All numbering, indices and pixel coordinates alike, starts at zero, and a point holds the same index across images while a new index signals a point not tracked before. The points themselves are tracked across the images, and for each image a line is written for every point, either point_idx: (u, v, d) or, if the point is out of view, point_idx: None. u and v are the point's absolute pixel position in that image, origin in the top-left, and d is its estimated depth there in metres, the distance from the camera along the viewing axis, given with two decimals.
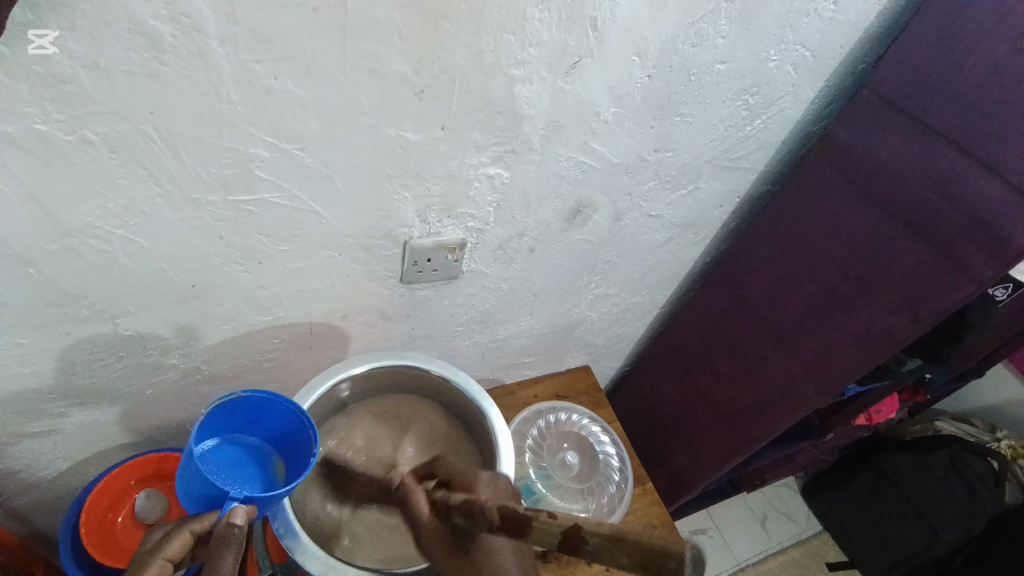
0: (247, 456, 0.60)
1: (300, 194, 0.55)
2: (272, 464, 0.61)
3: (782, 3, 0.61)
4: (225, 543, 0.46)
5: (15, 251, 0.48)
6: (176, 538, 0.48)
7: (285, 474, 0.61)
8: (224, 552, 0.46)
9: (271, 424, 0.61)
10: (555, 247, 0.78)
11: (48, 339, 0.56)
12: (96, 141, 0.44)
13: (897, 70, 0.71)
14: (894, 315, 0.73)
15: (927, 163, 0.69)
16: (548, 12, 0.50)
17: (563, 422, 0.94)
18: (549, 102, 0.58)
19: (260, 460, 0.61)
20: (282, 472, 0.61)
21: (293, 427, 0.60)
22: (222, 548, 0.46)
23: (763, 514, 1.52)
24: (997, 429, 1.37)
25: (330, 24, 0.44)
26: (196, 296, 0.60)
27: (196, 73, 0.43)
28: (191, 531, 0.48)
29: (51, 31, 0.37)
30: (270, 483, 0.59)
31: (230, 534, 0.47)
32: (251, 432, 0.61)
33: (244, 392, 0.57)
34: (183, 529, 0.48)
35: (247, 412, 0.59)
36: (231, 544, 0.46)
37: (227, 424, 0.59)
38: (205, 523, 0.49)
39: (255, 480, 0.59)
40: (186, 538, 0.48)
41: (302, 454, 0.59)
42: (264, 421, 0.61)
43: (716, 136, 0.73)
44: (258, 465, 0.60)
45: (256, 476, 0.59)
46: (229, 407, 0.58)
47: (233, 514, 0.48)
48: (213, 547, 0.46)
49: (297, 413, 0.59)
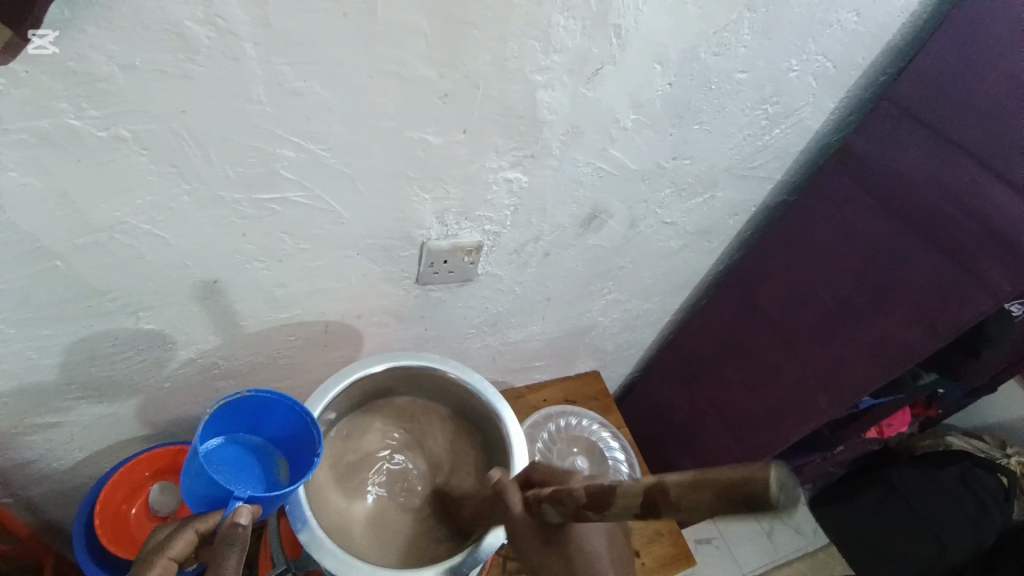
0: (251, 456, 0.61)
1: (322, 195, 0.55)
2: (276, 464, 0.62)
3: (804, 14, 0.61)
4: (230, 542, 0.46)
5: (44, 245, 0.49)
6: (181, 537, 0.48)
7: (289, 474, 0.61)
8: (227, 553, 0.46)
9: (276, 425, 0.61)
10: (570, 252, 0.78)
11: (71, 331, 0.57)
12: (127, 139, 0.45)
13: (917, 83, 0.71)
14: (911, 328, 0.72)
15: (946, 177, 0.68)
16: (573, 19, 0.51)
17: (573, 427, 0.94)
18: (570, 109, 0.59)
19: (264, 460, 0.61)
20: (286, 472, 0.61)
21: (298, 426, 0.61)
22: (226, 547, 0.46)
23: (770, 525, 1.51)
24: (1008, 445, 1.36)
25: (360, 28, 0.44)
26: (216, 292, 0.60)
27: (227, 75, 0.44)
28: (196, 530, 0.49)
29: (49, 31, 0.37)
30: (274, 482, 0.60)
31: (235, 534, 0.47)
32: (255, 432, 0.62)
33: (249, 392, 0.58)
34: (187, 528, 0.48)
35: (252, 411, 0.60)
36: (235, 544, 0.46)
37: (230, 424, 0.60)
38: (210, 522, 0.49)
39: (259, 479, 0.59)
40: (190, 537, 0.48)
41: (306, 453, 0.60)
42: (269, 421, 0.61)
43: (734, 145, 0.73)
44: (261, 465, 0.61)
45: (260, 475, 0.60)
46: (234, 406, 0.58)
47: (238, 514, 0.48)
48: (217, 547, 0.46)
49: (303, 412, 0.59)
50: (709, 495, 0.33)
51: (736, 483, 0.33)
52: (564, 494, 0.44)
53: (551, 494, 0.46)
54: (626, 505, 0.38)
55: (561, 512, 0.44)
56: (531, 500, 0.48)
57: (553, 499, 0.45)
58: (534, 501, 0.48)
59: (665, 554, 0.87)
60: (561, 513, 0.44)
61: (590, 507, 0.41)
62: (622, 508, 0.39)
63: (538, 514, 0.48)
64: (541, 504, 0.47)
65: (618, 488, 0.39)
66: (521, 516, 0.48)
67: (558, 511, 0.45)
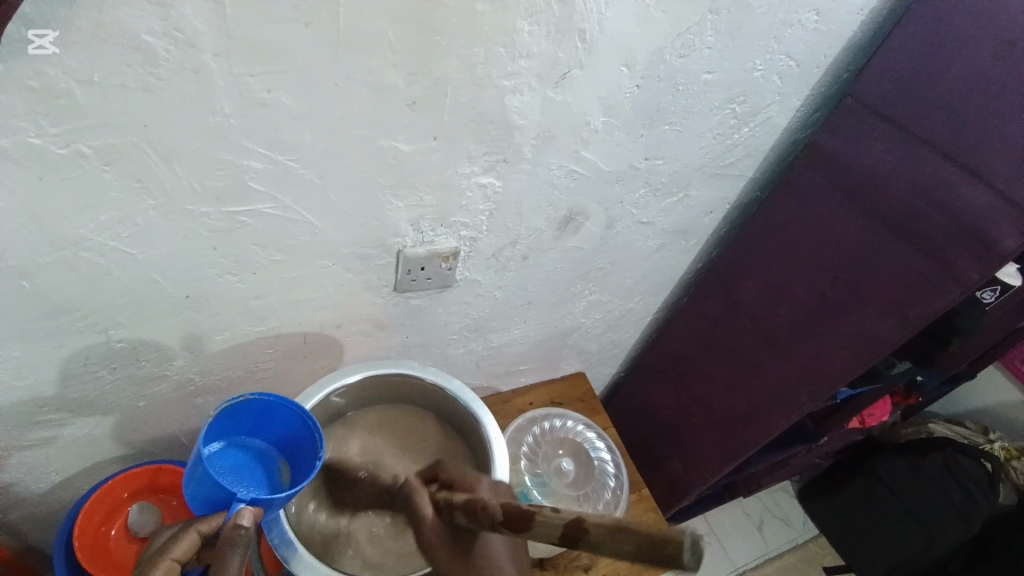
0: (254, 460, 0.60)
1: (294, 205, 0.55)
2: (278, 468, 0.61)
3: (767, 14, 0.62)
4: (232, 543, 0.45)
5: (10, 265, 0.48)
6: (181, 539, 0.46)
7: (291, 478, 0.60)
8: (230, 553, 0.45)
9: (277, 428, 0.60)
10: (548, 255, 0.78)
11: (41, 351, 0.56)
12: (90, 154, 0.44)
13: (880, 80, 0.73)
14: (884, 320, 0.74)
15: (912, 170, 0.70)
16: (538, 25, 0.51)
17: (558, 429, 0.95)
18: (540, 112, 0.59)
19: (265, 463, 0.60)
20: (287, 475, 0.60)
21: (301, 429, 0.60)
22: (228, 549, 0.45)
23: (760, 518, 1.52)
24: (989, 430, 1.38)
25: (323, 38, 0.45)
26: (190, 306, 0.60)
27: (191, 87, 0.43)
28: (198, 531, 0.47)
29: (49, 31, 0.37)
30: (276, 486, 0.59)
31: (237, 536, 0.46)
32: (257, 435, 0.61)
33: (251, 395, 0.56)
34: (190, 529, 0.47)
35: (253, 415, 0.59)
36: (237, 545, 0.46)
37: (233, 427, 0.58)
38: (211, 524, 0.48)
39: (261, 483, 0.58)
40: (193, 538, 0.46)
41: (308, 456, 0.59)
42: (271, 423, 0.60)
43: (705, 144, 0.74)
44: (263, 468, 0.60)
45: (262, 479, 0.59)
46: (235, 410, 0.57)
47: (239, 516, 0.48)
48: (219, 548, 0.45)
49: (304, 417, 0.58)
50: (629, 544, 0.37)
51: (654, 539, 0.37)
52: (479, 507, 0.47)
53: (464, 503, 0.49)
54: (546, 532, 0.41)
55: (471, 522, 0.48)
56: (443, 506, 0.51)
57: (465, 508, 0.48)
58: (448, 505, 0.51)
59: (655, 552, 0.87)
60: (472, 522, 0.48)
61: (508, 525, 0.44)
62: (541, 533, 0.42)
63: (447, 519, 0.51)
64: (451, 509, 0.50)
65: (537, 515, 0.42)
66: (431, 522, 0.51)
67: (468, 519, 0.48)
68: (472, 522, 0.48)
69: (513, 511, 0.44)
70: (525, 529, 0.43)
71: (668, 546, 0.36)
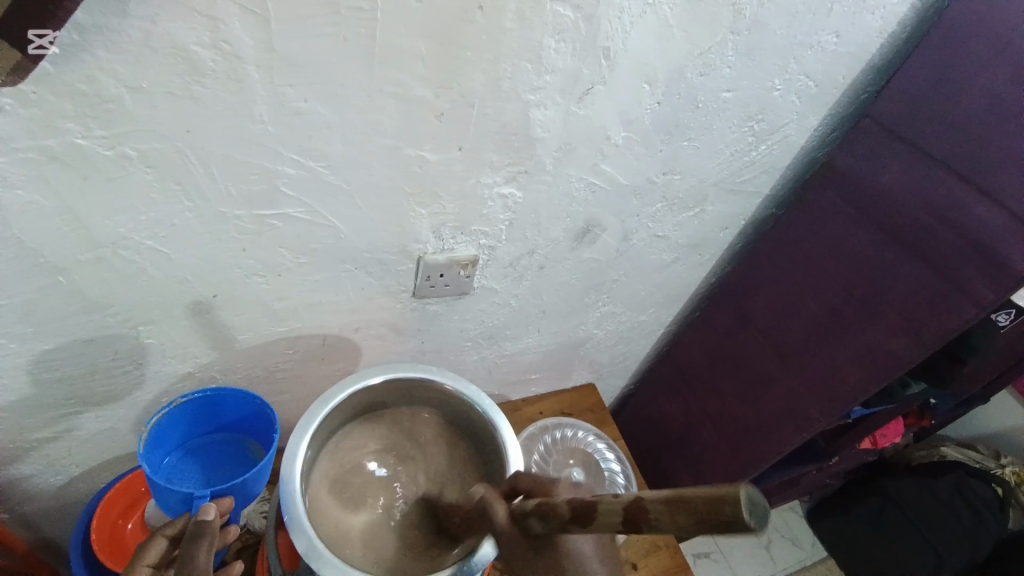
0: (214, 456, 0.71)
1: (321, 210, 0.57)
2: (249, 447, 0.72)
3: (786, 37, 0.64)
4: (200, 536, 0.54)
5: (48, 260, 0.50)
6: (153, 545, 0.57)
7: (260, 450, 0.72)
8: (198, 545, 0.53)
9: (234, 416, 0.71)
10: (565, 265, 0.79)
11: (72, 346, 0.58)
12: (132, 157, 0.46)
13: (897, 100, 0.73)
14: (897, 337, 0.74)
15: (927, 190, 0.70)
16: (563, 42, 0.53)
17: (569, 439, 0.95)
18: (562, 126, 0.60)
19: (236, 448, 0.72)
20: (257, 449, 0.72)
21: (254, 410, 0.70)
22: (198, 539, 0.54)
23: (768, 538, 1.49)
24: (1002, 455, 1.37)
25: (358, 51, 0.46)
26: (215, 306, 0.61)
27: (232, 96, 0.45)
28: (165, 535, 0.58)
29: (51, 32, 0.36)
30: (252, 459, 0.71)
31: (204, 529, 0.54)
32: (219, 426, 0.72)
33: (182, 399, 0.66)
34: (157, 535, 0.58)
35: (199, 412, 0.69)
36: (204, 537, 0.54)
37: (193, 420, 0.69)
38: (175, 526, 0.58)
39: (244, 460, 0.71)
40: (161, 542, 0.57)
41: (268, 431, 0.69)
42: (227, 413, 0.70)
43: (721, 161, 0.76)
44: (238, 449, 0.72)
45: (244, 455, 0.72)
46: (181, 413, 0.67)
47: (203, 513, 0.55)
48: (190, 542, 0.54)
49: (254, 399, 0.69)
50: (683, 518, 0.34)
51: (710, 504, 0.33)
52: (548, 506, 0.42)
53: (536, 506, 0.43)
54: (608, 518, 0.38)
55: (546, 525, 0.42)
56: (517, 511, 0.45)
57: (539, 509, 0.42)
58: (520, 513, 0.44)
59: (662, 566, 0.87)
60: (547, 525, 0.42)
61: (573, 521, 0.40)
62: (604, 520, 0.39)
63: (525, 529, 0.44)
64: (527, 517, 0.43)
65: (600, 503, 0.39)
66: (507, 531, 0.44)
67: (543, 524, 0.42)
68: (549, 526, 0.42)
69: (578, 503, 0.40)
70: (593, 520, 0.39)
71: (723, 504, 0.32)
